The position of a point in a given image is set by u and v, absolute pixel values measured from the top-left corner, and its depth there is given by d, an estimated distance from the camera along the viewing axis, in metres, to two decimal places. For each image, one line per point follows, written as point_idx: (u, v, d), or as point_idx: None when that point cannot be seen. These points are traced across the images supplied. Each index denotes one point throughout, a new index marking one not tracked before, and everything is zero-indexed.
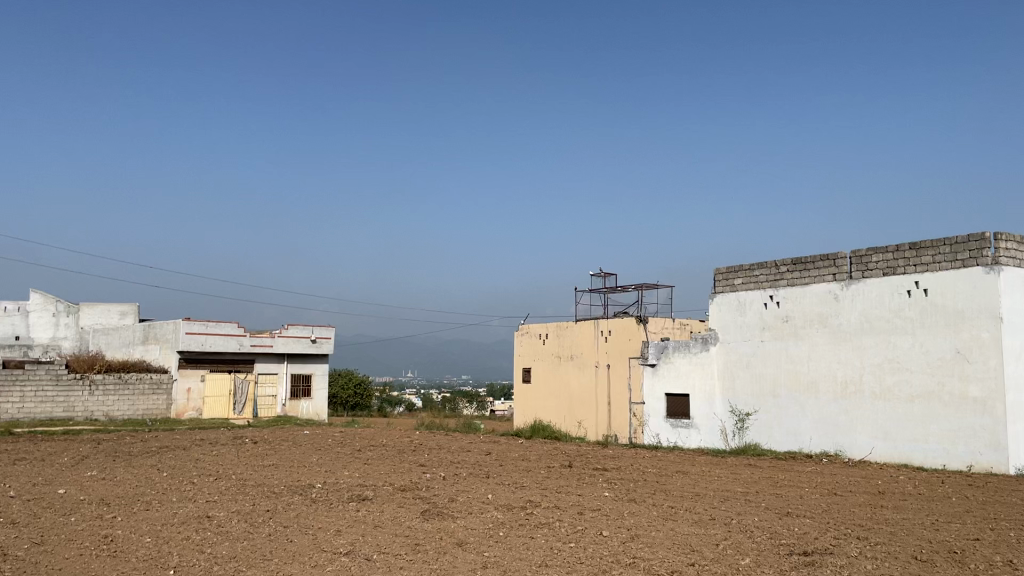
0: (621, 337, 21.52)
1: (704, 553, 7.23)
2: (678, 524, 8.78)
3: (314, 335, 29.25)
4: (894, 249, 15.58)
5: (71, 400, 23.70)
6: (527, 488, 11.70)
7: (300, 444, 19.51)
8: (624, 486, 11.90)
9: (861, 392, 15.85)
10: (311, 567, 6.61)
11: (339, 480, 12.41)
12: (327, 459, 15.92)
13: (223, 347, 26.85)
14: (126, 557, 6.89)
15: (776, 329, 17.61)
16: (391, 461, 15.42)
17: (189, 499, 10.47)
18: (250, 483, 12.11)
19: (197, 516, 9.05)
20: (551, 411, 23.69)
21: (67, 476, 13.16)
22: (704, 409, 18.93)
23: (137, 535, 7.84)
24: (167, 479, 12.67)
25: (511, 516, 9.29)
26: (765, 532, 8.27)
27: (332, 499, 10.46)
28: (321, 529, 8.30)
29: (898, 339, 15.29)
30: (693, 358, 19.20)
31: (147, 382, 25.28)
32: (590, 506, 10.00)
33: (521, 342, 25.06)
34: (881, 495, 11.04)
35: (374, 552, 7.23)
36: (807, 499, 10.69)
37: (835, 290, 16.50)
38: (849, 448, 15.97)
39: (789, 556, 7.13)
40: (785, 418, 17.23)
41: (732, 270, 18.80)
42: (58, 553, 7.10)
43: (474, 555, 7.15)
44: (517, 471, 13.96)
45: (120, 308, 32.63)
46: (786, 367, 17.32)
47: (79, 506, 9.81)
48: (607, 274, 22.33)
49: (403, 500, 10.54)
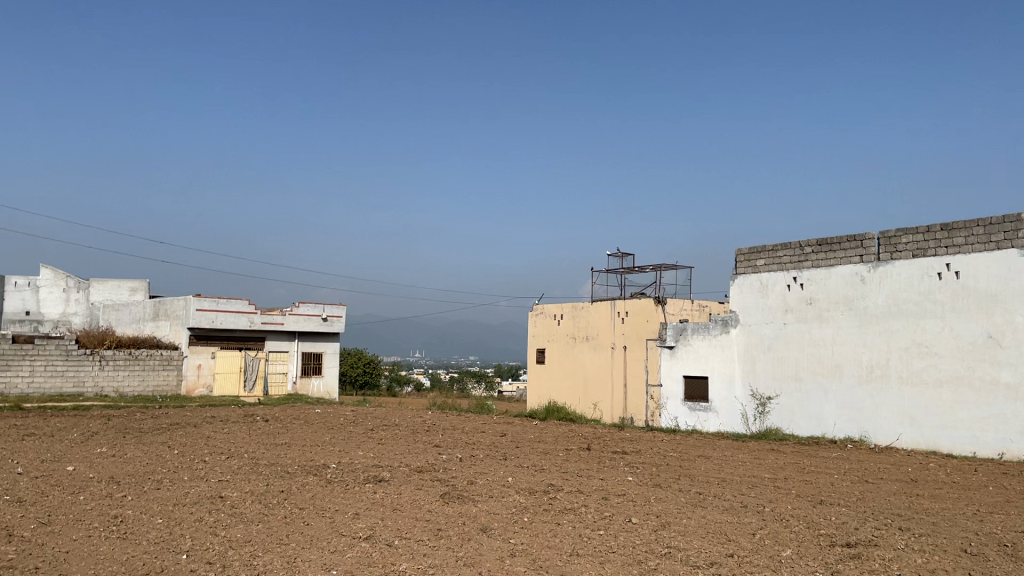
0: (638, 318, 21.13)
1: (741, 544, 6.85)
2: (709, 512, 8.42)
3: (326, 313, 28.97)
4: (924, 230, 15.11)
5: (81, 375, 23.51)
6: (548, 472, 11.37)
7: (312, 423, 19.24)
8: (648, 471, 11.54)
9: (888, 376, 15.45)
10: (331, 552, 6.27)
11: (354, 460, 12.10)
12: (340, 438, 15.64)
13: (234, 324, 26.60)
14: (137, 540, 6.58)
15: (799, 311, 17.18)
16: (405, 441, 15.11)
17: (201, 478, 10.17)
18: (262, 462, 11.82)
19: (210, 497, 8.74)
20: (565, 392, 23.36)
21: (76, 452, 12.90)
22: (723, 392, 18.56)
23: (148, 516, 7.54)
24: (177, 458, 12.38)
25: (533, 501, 8.95)
26: (802, 522, 7.90)
27: (348, 480, 10.16)
28: (339, 512, 7.98)
29: (927, 323, 14.86)
30: (713, 340, 18.81)
31: (157, 358, 25.05)
32: (615, 491, 9.65)
33: (535, 323, 24.70)
34: (915, 484, 10.65)
35: (395, 537, 6.90)
36: (840, 486, 10.31)
37: (862, 272, 16.05)
38: (874, 434, 15.59)
39: (833, 548, 6.74)
40: (808, 402, 16.84)
41: (754, 250, 18.34)
42: (65, 534, 6.79)
43: (500, 542, 6.80)
44: (536, 453, 13.64)
45: (130, 284, 32.25)
46: (809, 351, 16.91)
47: (89, 484, 9.53)
48: (626, 254, 21.90)
49: (421, 482, 10.22)
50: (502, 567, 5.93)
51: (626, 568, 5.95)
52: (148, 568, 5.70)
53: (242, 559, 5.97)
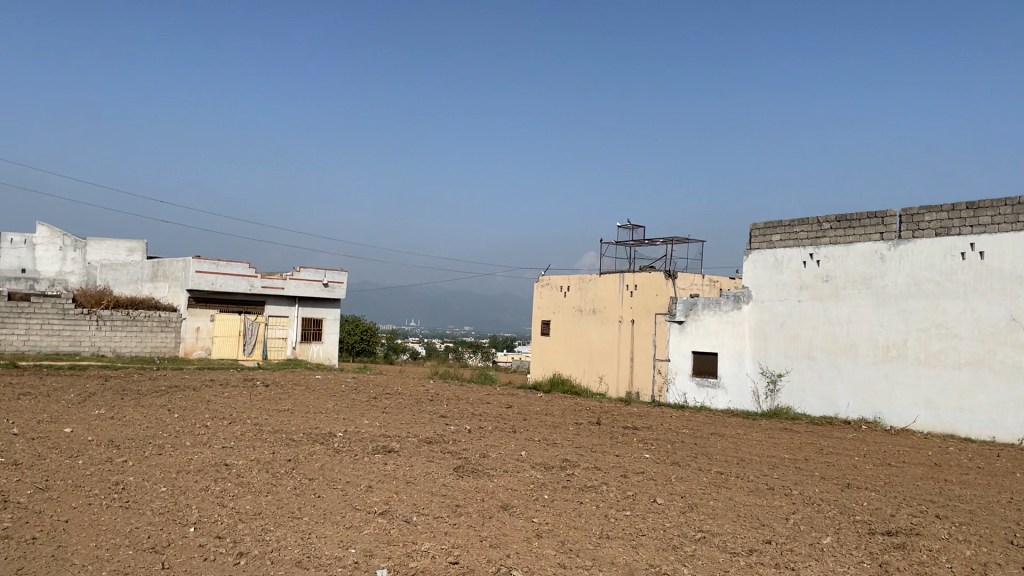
0: (647, 292, 20.75)
1: (777, 529, 6.51)
2: (735, 493, 8.09)
3: (327, 279, 28.54)
4: (948, 208, 14.69)
5: (78, 334, 23.14)
6: (561, 447, 11.01)
7: (313, 389, 18.91)
8: (663, 448, 11.20)
9: (904, 357, 15.11)
10: (346, 529, 5.92)
11: (361, 429, 11.75)
12: (343, 405, 15.30)
13: (234, 287, 26.18)
14: (141, 510, 6.22)
15: (814, 289, 16.79)
16: (410, 411, 14.76)
17: (204, 444, 9.81)
18: (266, 429, 11.46)
19: (215, 464, 8.39)
20: (570, 364, 23.03)
21: (74, 414, 12.54)
22: (732, 369, 18.22)
23: (151, 484, 7.19)
24: (179, 421, 12.02)
25: (550, 477, 8.60)
26: (836, 507, 7.56)
27: (356, 450, 9.80)
28: (351, 484, 7.63)
29: (948, 304, 14.49)
30: (724, 316, 18.45)
31: (155, 319, 24.65)
32: (634, 469, 9.30)
33: (541, 294, 24.29)
34: (940, 468, 10.33)
35: (412, 513, 6.56)
36: (864, 469, 10.00)
37: (882, 250, 15.64)
38: (888, 416, 15.29)
39: (874, 536, 6.40)
40: (820, 381, 16.52)
41: (769, 225, 17.90)
42: (64, 501, 6.42)
43: (524, 521, 6.45)
44: (544, 427, 13.29)
45: (127, 245, 31.91)
46: (823, 329, 16.54)
47: (88, 447, 9.17)
48: (636, 227, 21.46)
49: (431, 454, 9.87)
50: (531, 549, 5.55)
51: (662, 554, 5.57)
52: (154, 541, 5.32)
53: (253, 534, 5.60)
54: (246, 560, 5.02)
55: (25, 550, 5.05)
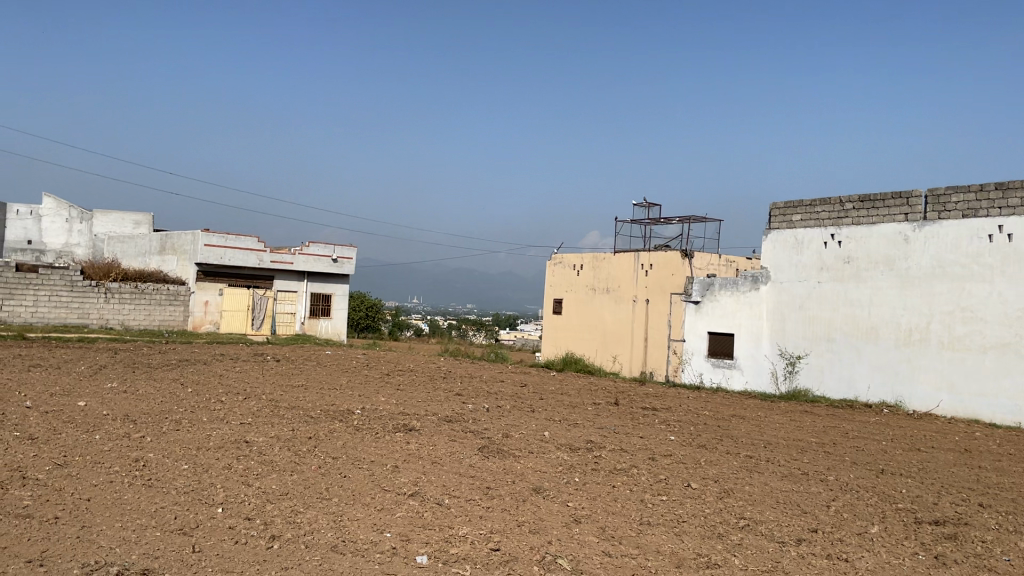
0: (663, 271, 20.48)
1: (820, 517, 6.30)
2: (769, 478, 7.88)
3: (336, 254, 28.28)
4: (977, 189, 14.37)
5: (86, 307, 22.98)
6: (582, 427, 10.79)
7: (325, 365, 18.74)
8: (688, 431, 10.98)
9: (927, 341, 14.85)
10: (378, 511, 5.70)
11: (378, 407, 11.54)
12: (356, 382, 15.11)
13: (242, 261, 25.93)
14: (164, 489, 6.00)
15: (835, 270, 16.50)
16: (425, 388, 14.58)
17: (221, 420, 9.61)
18: (282, 405, 11.25)
19: (234, 442, 8.18)
20: (582, 343, 22.82)
21: (86, 386, 12.38)
22: (749, 350, 17.99)
23: (173, 461, 6.98)
24: (193, 396, 11.83)
25: (578, 459, 8.38)
26: (876, 494, 7.34)
27: (377, 428, 9.60)
28: (376, 464, 7.42)
29: (974, 287, 14.21)
30: (741, 297, 18.19)
31: (163, 293, 24.43)
32: (661, 452, 9.09)
33: (553, 272, 24.01)
34: (971, 455, 10.13)
35: (443, 495, 6.35)
36: (895, 455, 9.79)
37: (906, 231, 15.34)
38: (909, 400, 15.06)
39: (923, 526, 6.17)
40: (840, 363, 16.27)
41: (790, 205, 17.58)
42: (85, 479, 6.21)
43: (559, 505, 6.24)
44: (562, 406, 13.07)
45: (134, 218, 31.65)
46: (843, 311, 16.28)
47: (103, 422, 8.95)
48: (652, 205, 21.17)
49: (453, 433, 9.65)
50: (573, 535, 5.32)
51: (708, 543, 5.34)
52: (182, 522, 5.10)
53: (284, 516, 5.38)
54: (279, 544, 4.80)
55: (49, 531, 4.83)
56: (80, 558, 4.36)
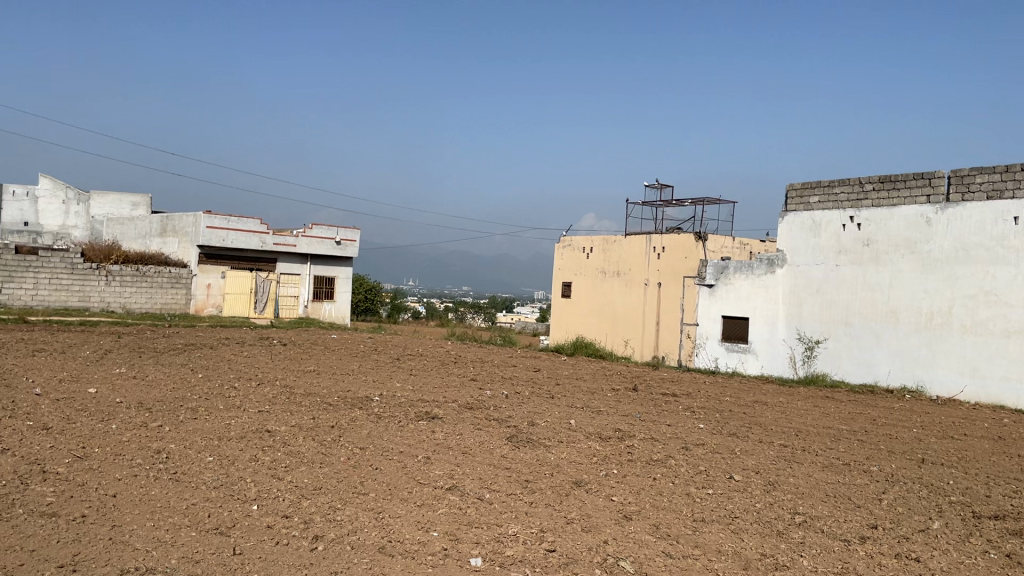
0: (676, 254, 20.19)
1: (876, 512, 6.04)
2: (812, 469, 7.62)
3: (339, 237, 27.92)
4: (1002, 169, 14.05)
5: (87, 290, 22.65)
6: (606, 414, 10.50)
7: (333, 349, 18.45)
8: (715, 418, 10.72)
9: (949, 325, 14.60)
10: (419, 507, 5.41)
11: (396, 393, 11.24)
12: (368, 366, 14.81)
13: (245, 244, 25.52)
14: (193, 483, 5.72)
15: (854, 253, 16.21)
16: (438, 373, 14.32)
17: (238, 408, 9.31)
18: (298, 392, 10.95)
19: (256, 431, 7.89)
20: (592, 327, 22.58)
21: (95, 372, 12.09)
22: (765, 334, 17.74)
23: (196, 453, 6.70)
24: (206, 383, 11.53)
25: (611, 449, 8.10)
26: (924, 486, 7.08)
27: (399, 416, 9.29)
28: (406, 455, 7.13)
29: (998, 270, 13.94)
30: (756, 280, 17.90)
31: (165, 275, 24.09)
32: (693, 441, 8.82)
33: (562, 255, 23.73)
34: (1006, 442, 9.89)
35: (481, 489, 6.06)
36: (930, 443, 9.54)
37: (928, 213, 15.05)
38: (931, 384, 14.83)
39: (985, 521, 5.90)
40: (859, 347, 16.02)
41: (807, 186, 17.25)
42: (108, 473, 5.92)
43: (605, 500, 5.95)
44: (581, 392, 12.80)
45: (132, 200, 31.06)
46: (862, 295, 16.01)
47: (117, 410, 8.66)
48: (665, 186, 20.84)
49: (476, 421, 9.35)
50: (628, 534, 5.06)
51: (770, 542, 5.08)
52: (217, 521, 4.83)
53: (323, 513, 5.10)
54: (324, 545, 4.52)
55: (77, 531, 4.55)
56: (115, 563, 4.08)
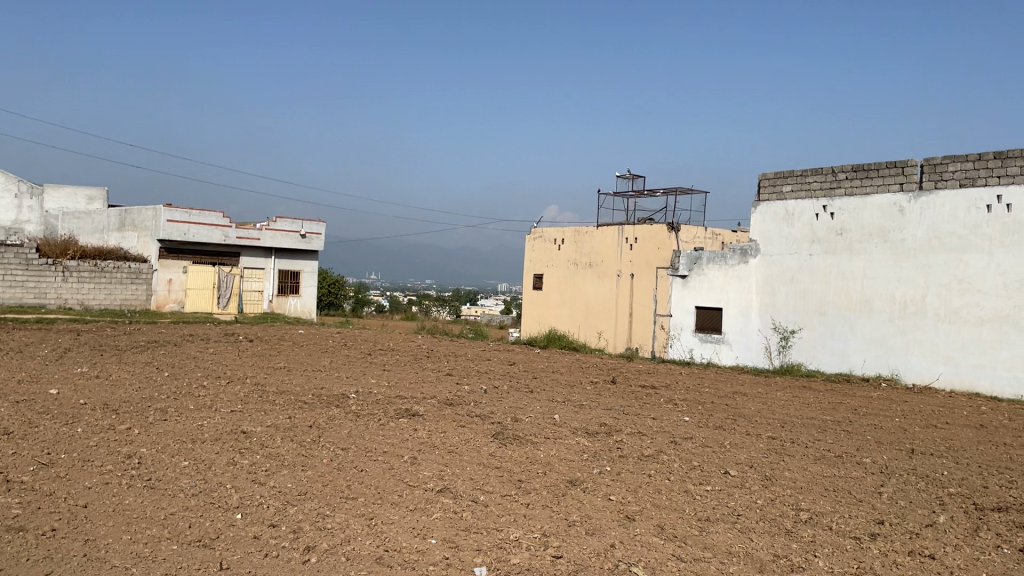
0: (649, 245, 20.07)
1: (878, 506, 5.91)
2: (805, 462, 7.48)
3: (304, 230, 27.40)
4: (975, 157, 14.09)
5: (43, 286, 21.92)
6: (589, 408, 10.28)
7: (302, 344, 18.00)
8: (699, 410, 10.56)
9: (923, 313, 14.65)
10: (413, 512, 5.14)
11: (372, 390, 10.90)
12: (340, 362, 14.42)
13: (207, 237, 24.86)
14: (169, 491, 5.38)
15: (827, 242, 16.20)
16: (413, 368, 13.98)
17: (210, 408, 8.93)
18: (270, 390, 10.56)
19: (231, 433, 7.53)
20: (565, 320, 22.41)
21: (55, 372, 11.55)
22: (738, 324, 17.70)
23: (170, 458, 6.34)
24: (172, 382, 11.10)
25: (600, 445, 7.88)
26: (920, 477, 6.98)
27: (379, 414, 8.97)
28: (392, 456, 6.83)
29: (972, 258, 13.99)
30: (729, 270, 17.83)
31: (125, 271, 23.39)
32: (682, 435, 8.65)
33: (533, 247, 23.50)
34: (989, 430, 9.87)
35: (474, 490, 5.81)
36: (915, 432, 9.50)
37: (901, 202, 15.05)
38: (905, 372, 14.89)
39: (989, 514, 5.80)
40: (833, 336, 16.04)
41: (780, 175, 17.19)
42: (77, 481, 5.54)
43: (604, 500, 5.73)
44: (560, 385, 12.58)
45: (87, 193, 30.21)
46: (836, 284, 16.01)
47: (81, 413, 8.22)
48: (637, 177, 20.71)
49: (458, 417, 9.06)
50: (635, 537, 4.84)
51: (781, 541, 4.90)
52: (200, 533, 4.52)
53: (311, 521, 4.81)
54: (317, 556, 4.24)
55: (47, 547, 4.21)
56: None
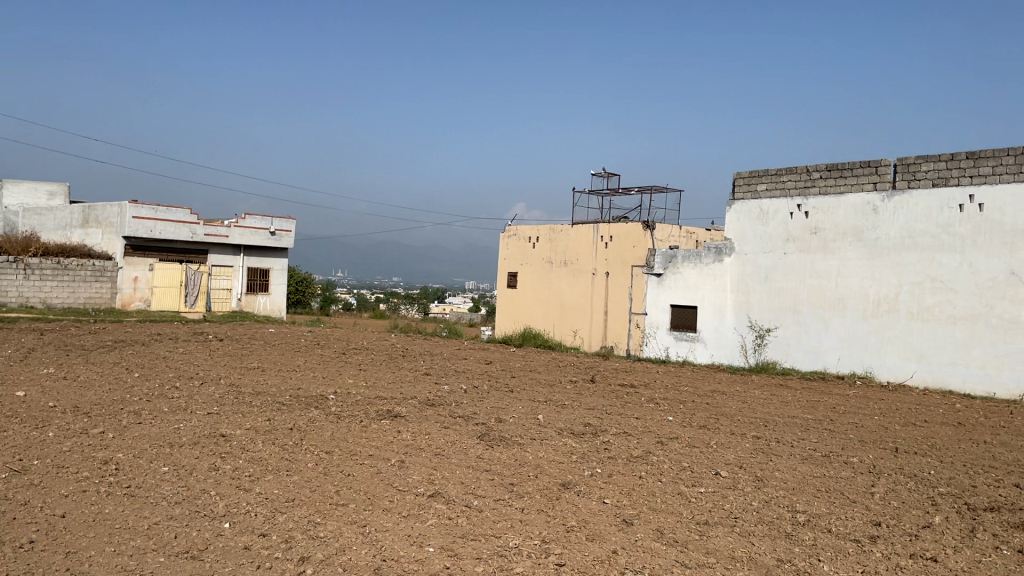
0: (624, 243, 20.05)
1: (873, 507, 5.88)
2: (794, 462, 7.44)
3: (273, 227, 27.01)
4: (947, 157, 14.22)
5: (4, 284, 21.35)
6: (572, 407, 10.18)
7: (274, 343, 17.70)
8: (681, 410, 10.51)
9: (896, 312, 14.77)
10: (407, 519, 5.00)
11: (351, 391, 10.70)
12: (314, 362, 14.18)
13: (174, 234, 24.38)
14: (151, 499, 5.17)
15: (801, 240, 16.27)
16: (389, 368, 13.78)
17: (186, 410, 8.69)
18: (246, 391, 10.32)
19: (210, 436, 7.32)
20: (539, 318, 22.34)
21: (21, 374, 11.19)
22: (714, 323, 17.73)
23: (149, 463, 6.12)
24: (144, 383, 10.79)
25: (587, 446, 7.78)
26: (908, 476, 6.98)
27: (360, 416, 8.79)
28: (378, 459, 6.67)
29: (944, 257, 14.12)
30: (704, 269, 17.87)
31: (89, 268, 22.85)
32: (667, 435, 8.60)
33: (508, 245, 23.41)
34: (968, 428, 9.94)
35: (466, 495, 5.67)
36: (897, 431, 9.53)
37: (874, 201, 15.15)
38: (879, 370, 15.02)
39: (982, 514, 5.79)
40: (807, 335, 16.13)
41: (754, 174, 17.23)
42: (53, 489, 5.31)
43: (599, 504, 5.63)
44: (540, 385, 12.47)
45: (48, 188, 29.36)
46: (810, 282, 16.10)
47: (52, 416, 7.94)
48: (612, 175, 20.68)
49: (441, 419, 8.91)
50: (635, 542, 4.75)
51: (783, 545, 4.84)
52: (187, 543, 4.34)
53: (303, 530, 4.64)
54: (313, 567, 4.08)
55: (26, 561, 4.01)
56: None
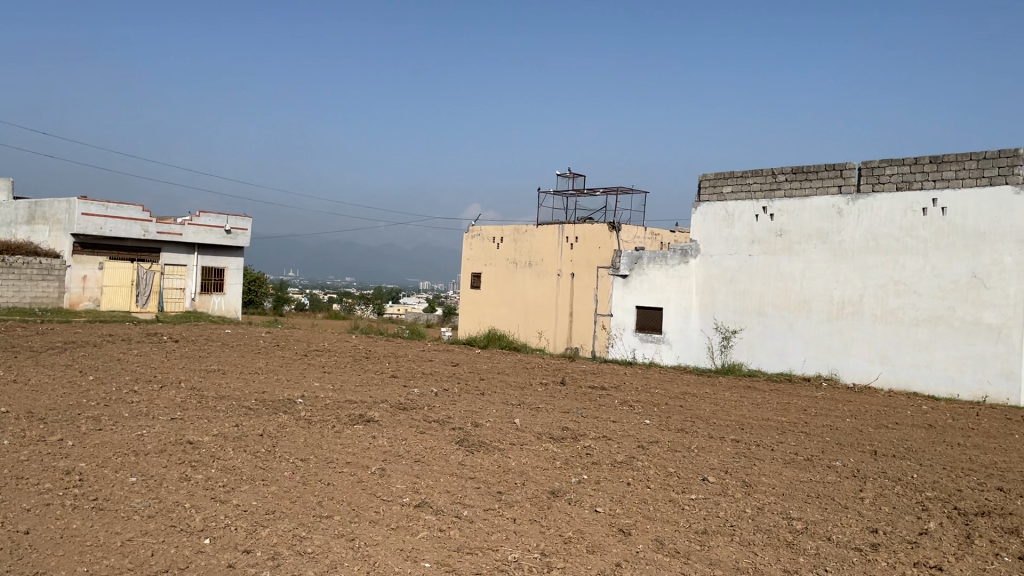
0: (590, 244, 19.96)
1: (867, 514, 5.79)
2: (778, 466, 7.35)
3: (229, 225, 26.38)
4: (911, 161, 14.36)
5: None
6: (546, 411, 10.00)
7: (232, 345, 17.20)
8: (656, 413, 10.38)
9: (860, 314, 14.90)
10: (397, 532, 4.75)
11: (319, 394, 10.38)
12: (276, 364, 13.77)
13: (126, 232, 23.63)
14: (121, 513, 4.83)
15: (767, 243, 16.33)
16: (354, 370, 13.45)
17: (148, 415, 8.30)
18: (209, 395, 9.93)
19: (176, 444, 6.96)
20: (503, 319, 22.15)
21: None
22: (679, 324, 17.72)
23: (114, 474, 5.76)
24: (99, 387, 10.30)
25: (569, 451, 7.60)
26: (894, 481, 6.94)
27: (331, 420, 8.49)
28: (357, 467, 6.40)
29: (908, 260, 14.27)
30: (670, 271, 17.86)
31: (35, 267, 21.96)
32: (646, 439, 8.46)
33: (471, 245, 23.18)
34: (940, 430, 9.99)
35: (454, 504, 5.45)
36: (871, 433, 9.51)
37: (839, 204, 15.25)
38: (843, 371, 15.14)
39: (975, 519, 5.74)
40: (772, 336, 16.21)
41: (720, 176, 17.23)
42: (13, 503, 4.94)
43: (593, 513, 5.44)
44: (510, 387, 12.27)
45: None
46: (775, 284, 16.17)
47: (5, 423, 7.50)
48: (577, 175, 20.57)
49: (416, 423, 8.65)
50: (637, 554, 4.58)
51: (786, 555, 4.71)
52: (167, 562, 4.05)
53: (289, 545, 4.37)
54: None
55: None
56: None
